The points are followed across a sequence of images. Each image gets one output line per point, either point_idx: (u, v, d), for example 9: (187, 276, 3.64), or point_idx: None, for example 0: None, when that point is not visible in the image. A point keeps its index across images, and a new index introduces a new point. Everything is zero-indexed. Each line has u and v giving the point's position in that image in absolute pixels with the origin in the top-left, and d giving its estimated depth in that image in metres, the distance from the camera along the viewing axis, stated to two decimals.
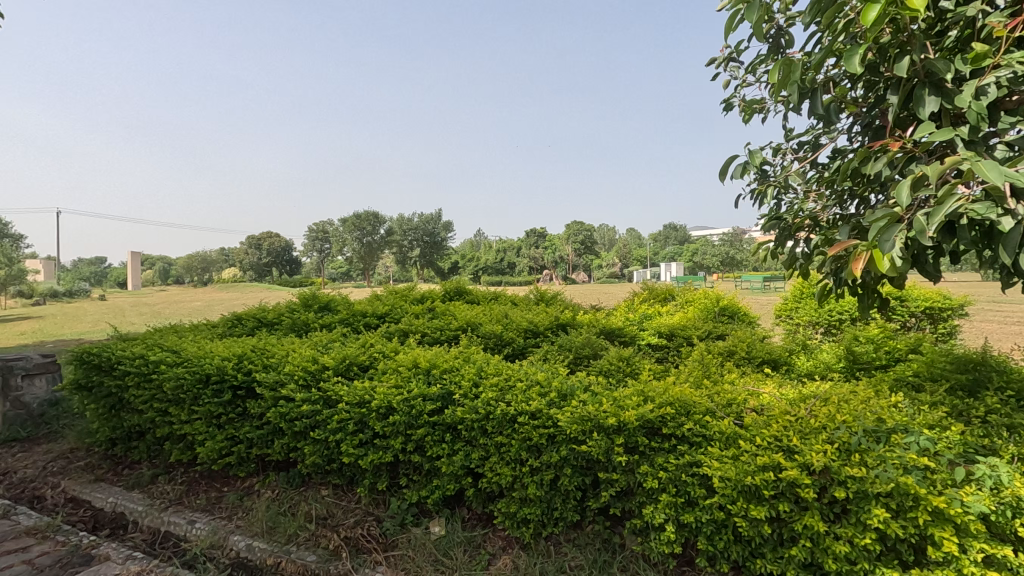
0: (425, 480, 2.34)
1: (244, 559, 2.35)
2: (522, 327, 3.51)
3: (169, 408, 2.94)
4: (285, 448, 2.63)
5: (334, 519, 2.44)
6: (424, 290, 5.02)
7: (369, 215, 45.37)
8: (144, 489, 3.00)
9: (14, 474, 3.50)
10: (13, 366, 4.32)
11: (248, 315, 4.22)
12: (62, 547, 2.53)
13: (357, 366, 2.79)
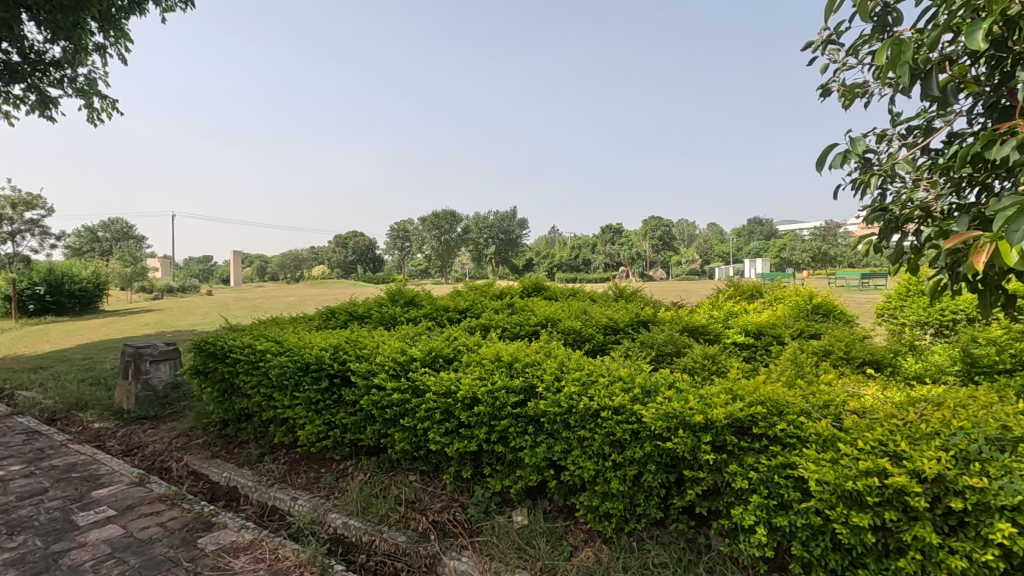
0: (508, 469, 2.40)
1: (342, 535, 2.53)
2: (602, 324, 3.50)
3: (273, 393, 3.20)
4: (376, 435, 2.79)
5: (421, 504, 2.56)
6: (502, 285, 5.12)
7: (447, 214, 46.66)
8: (253, 466, 3.30)
9: (146, 448, 3.95)
10: (143, 353, 4.86)
11: (340, 309, 4.50)
12: (187, 513, 2.84)
13: (442, 358, 2.90)
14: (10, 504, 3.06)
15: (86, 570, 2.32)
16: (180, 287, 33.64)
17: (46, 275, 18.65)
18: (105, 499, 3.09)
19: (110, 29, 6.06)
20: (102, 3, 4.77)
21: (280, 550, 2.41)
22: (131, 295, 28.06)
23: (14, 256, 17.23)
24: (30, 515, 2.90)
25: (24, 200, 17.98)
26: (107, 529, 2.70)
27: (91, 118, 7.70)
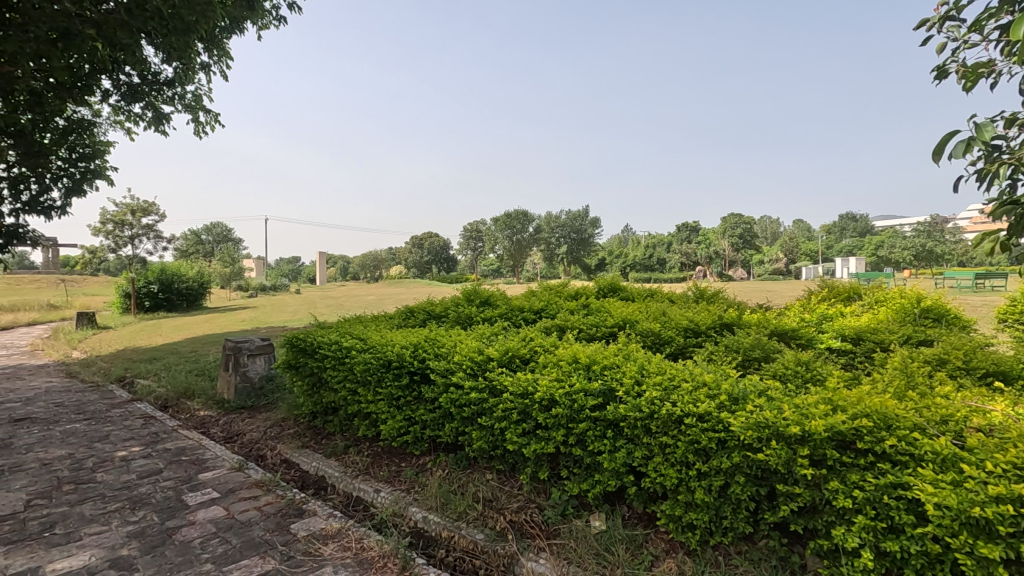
0: (585, 473, 2.37)
1: (422, 530, 2.60)
2: (683, 327, 3.38)
3: (358, 388, 3.35)
4: (454, 432, 2.84)
5: (498, 502, 2.58)
6: (577, 286, 5.07)
7: (519, 214, 46.99)
8: (339, 457, 3.46)
9: (244, 436, 4.26)
10: (241, 348, 5.21)
11: (419, 308, 4.64)
12: (281, 499, 3.03)
13: (519, 358, 2.91)
14: (131, 481, 3.41)
15: (196, 547, 2.53)
16: (272, 285, 36.07)
17: (159, 275, 20.64)
18: (210, 481, 3.36)
19: (215, 49, 6.57)
20: (209, 26, 5.19)
21: (364, 540, 2.52)
22: (230, 293, 30.43)
23: (133, 257, 19.17)
24: (148, 493, 3.21)
25: (142, 207, 19.95)
26: (212, 510, 2.93)
27: (198, 132, 8.41)
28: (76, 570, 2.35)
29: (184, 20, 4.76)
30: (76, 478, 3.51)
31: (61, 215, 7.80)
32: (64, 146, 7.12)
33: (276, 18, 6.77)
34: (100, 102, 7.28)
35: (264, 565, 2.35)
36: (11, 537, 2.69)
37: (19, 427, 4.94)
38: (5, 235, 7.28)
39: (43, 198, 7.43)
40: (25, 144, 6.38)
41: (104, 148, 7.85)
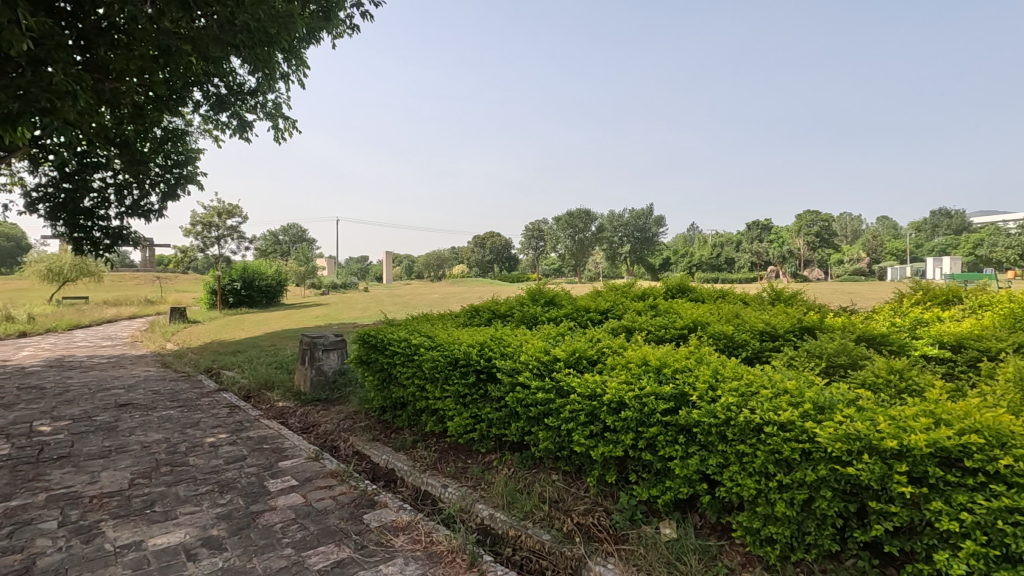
0: (656, 479, 2.31)
1: (488, 527, 2.63)
2: (758, 330, 3.24)
3: (426, 385, 3.44)
4: (521, 432, 2.86)
5: (565, 504, 2.56)
6: (645, 286, 4.97)
7: (581, 213, 46.55)
8: (408, 451, 3.57)
9: (319, 427, 4.47)
10: (316, 343, 5.48)
11: (484, 307, 4.70)
12: (354, 490, 3.15)
13: (586, 359, 2.88)
14: (219, 466, 3.65)
15: (277, 531, 2.68)
16: (342, 283, 37.65)
17: (242, 273, 22.01)
18: (289, 469, 3.55)
19: (294, 58, 6.91)
20: (289, 38, 5.48)
21: (433, 534, 2.58)
22: (305, 290, 32.04)
23: (219, 256, 20.57)
24: (234, 477, 3.44)
25: (227, 210, 21.37)
26: (291, 496, 3.09)
27: (278, 138, 8.89)
28: (173, 547, 2.55)
29: (267, 32, 5.03)
30: (172, 461, 3.80)
31: (159, 218, 8.49)
32: (161, 155, 7.74)
33: (350, 27, 7.05)
34: (193, 113, 7.84)
35: (340, 552, 2.45)
36: (118, 512, 2.96)
37: (123, 411, 5.42)
38: (111, 236, 8.01)
39: (144, 202, 8.11)
40: (129, 153, 6.99)
41: (195, 155, 8.46)
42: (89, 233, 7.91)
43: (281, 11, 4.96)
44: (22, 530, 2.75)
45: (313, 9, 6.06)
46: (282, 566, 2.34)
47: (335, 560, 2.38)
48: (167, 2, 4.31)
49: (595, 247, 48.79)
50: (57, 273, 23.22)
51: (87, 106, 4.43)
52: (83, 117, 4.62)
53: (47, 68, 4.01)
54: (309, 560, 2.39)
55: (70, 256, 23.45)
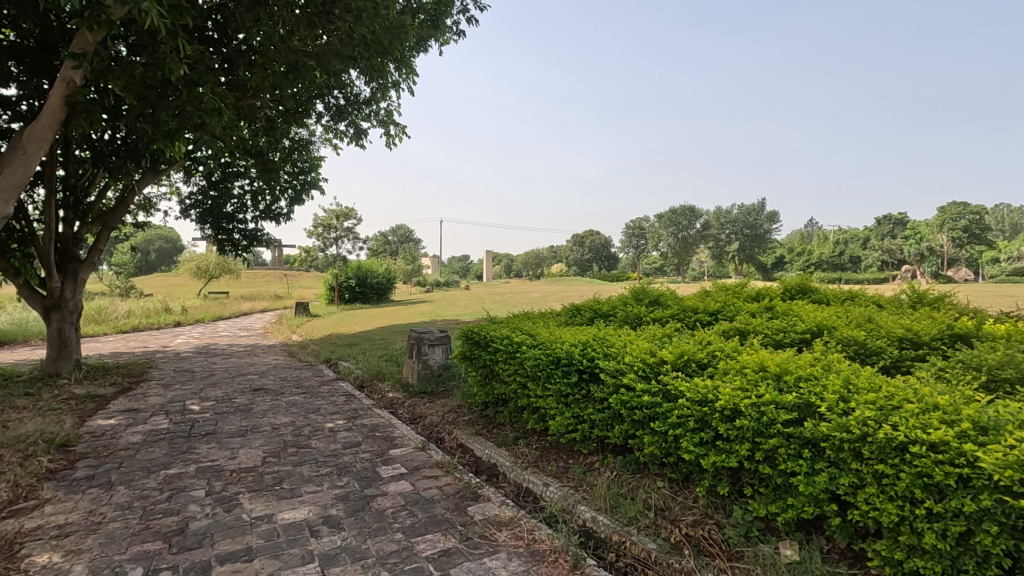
0: (775, 494, 2.14)
1: (591, 530, 2.58)
2: (895, 337, 2.90)
3: (527, 383, 3.47)
4: (624, 435, 2.78)
5: (671, 513, 2.46)
6: (759, 286, 4.66)
7: (686, 209, 44.55)
8: (509, 447, 3.62)
9: (426, 418, 4.67)
10: (423, 338, 5.72)
11: (586, 307, 4.65)
12: (458, 482, 3.25)
13: (695, 363, 2.75)
14: (337, 450, 3.94)
15: (389, 516, 2.83)
16: (446, 282, 39.15)
17: (357, 271, 23.66)
18: (399, 457, 3.74)
19: (405, 67, 7.27)
20: (401, 47, 5.77)
21: (536, 532, 2.58)
22: (412, 287, 33.69)
23: (337, 255, 22.25)
24: (351, 461, 3.68)
25: (344, 212, 23.05)
26: (401, 484, 3.25)
27: (389, 143, 9.41)
28: (298, 522, 2.78)
29: (383, 44, 5.26)
30: (297, 443, 4.16)
31: (287, 221, 9.34)
32: (289, 163, 8.51)
33: (456, 33, 7.28)
34: (316, 124, 8.53)
35: (446, 542, 2.53)
36: (253, 486, 3.28)
37: (257, 395, 6.04)
38: (248, 237, 8.94)
39: (274, 207, 8.97)
40: (263, 162, 7.76)
41: (317, 162, 9.20)
42: (230, 236, 8.90)
43: (394, 22, 5.24)
44: (178, 496, 3.14)
45: (423, 19, 6.35)
46: (393, 549, 2.47)
47: (442, 549, 2.46)
48: (296, 22, 4.72)
49: (700, 245, 46.57)
50: (206, 270, 26.40)
51: (230, 120, 4.97)
52: (227, 131, 5.20)
53: (199, 89, 4.54)
54: (418, 546, 2.49)
55: (216, 255, 26.57)
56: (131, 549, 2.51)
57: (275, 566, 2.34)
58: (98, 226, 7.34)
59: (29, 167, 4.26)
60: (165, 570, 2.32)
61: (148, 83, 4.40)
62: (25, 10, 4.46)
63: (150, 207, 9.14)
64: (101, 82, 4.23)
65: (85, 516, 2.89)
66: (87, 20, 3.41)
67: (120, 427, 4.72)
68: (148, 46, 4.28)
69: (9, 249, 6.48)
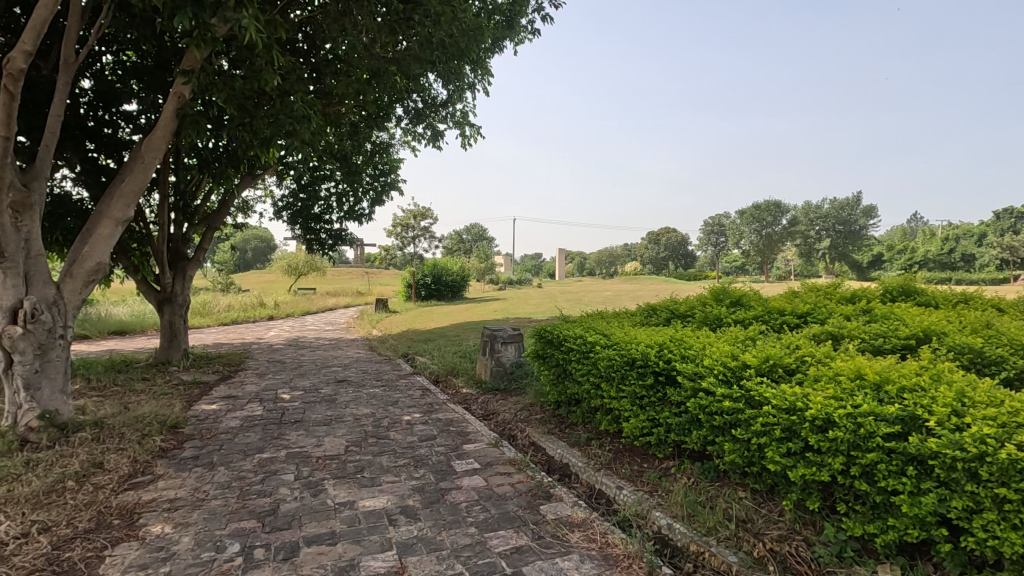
0: (872, 513, 1.98)
1: (666, 537, 2.50)
2: (1019, 345, 2.59)
3: (601, 383, 3.42)
4: (703, 441, 2.68)
5: (755, 526, 2.34)
6: (854, 287, 4.33)
7: (771, 204, 42.07)
8: (582, 448, 3.58)
9: (499, 415, 4.73)
10: (496, 336, 5.75)
11: (663, 307, 4.51)
12: (530, 480, 3.26)
13: (782, 368, 2.59)
14: (414, 442, 4.08)
15: (463, 509, 2.89)
16: (518, 280, 39.47)
17: (433, 269, 24.37)
18: (472, 453, 3.81)
19: (480, 68, 7.37)
20: (477, 49, 5.83)
21: (609, 536, 2.54)
22: (486, 285, 34.28)
23: (413, 254, 22.98)
24: (426, 454, 3.80)
25: (421, 212, 23.82)
26: (474, 478, 3.31)
27: (465, 144, 9.59)
28: (378, 510, 2.90)
29: (458, 46, 5.40)
30: (377, 433, 4.35)
31: (368, 221, 9.77)
32: (370, 166, 8.89)
33: (531, 31, 7.29)
34: (396, 127, 8.85)
35: (519, 539, 2.54)
36: (337, 473, 3.47)
37: (340, 386, 6.37)
38: (333, 237, 9.45)
39: (357, 207, 9.40)
40: (347, 165, 8.16)
41: (396, 164, 9.55)
42: (318, 235, 9.44)
43: (471, 25, 5.31)
44: (270, 478, 3.38)
45: (498, 19, 6.42)
46: (466, 543, 2.51)
47: (514, 546, 2.48)
48: (379, 29, 4.92)
49: (786, 242, 43.94)
50: (295, 269, 28.16)
51: (318, 126, 5.26)
52: (316, 137, 5.52)
53: (291, 98, 4.83)
54: (491, 542, 2.52)
55: (304, 254, 28.39)
56: (229, 526, 2.72)
57: (356, 551, 2.46)
58: (204, 227, 8.03)
59: (146, 175, 4.73)
60: (259, 547, 2.50)
61: (246, 94, 4.74)
62: (144, 33, 4.94)
63: (248, 209, 9.87)
64: (207, 95, 4.60)
65: (192, 492, 3.17)
66: (196, 39, 3.72)
67: (221, 412, 5.14)
68: (247, 60, 4.61)
69: (131, 248, 7.24)
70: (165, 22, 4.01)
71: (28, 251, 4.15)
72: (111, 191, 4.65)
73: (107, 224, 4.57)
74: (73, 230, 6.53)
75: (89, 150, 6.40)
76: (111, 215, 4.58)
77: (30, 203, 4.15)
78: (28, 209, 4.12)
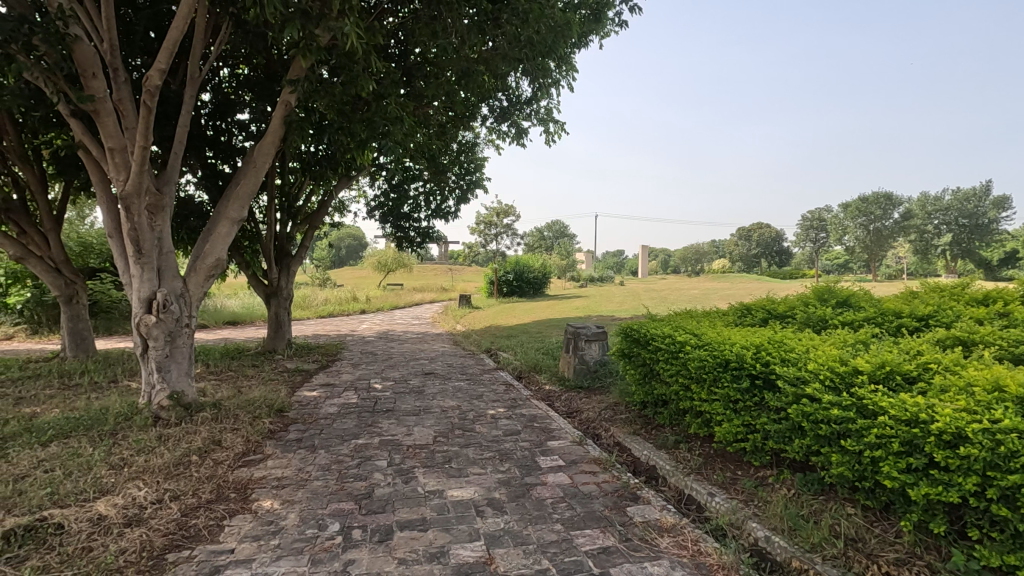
0: (1014, 543, 1.77)
1: (764, 550, 2.36)
2: None
3: (691, 384, 3.29)
4: (806, 451, 2.50)
5: (867, 546, 2.15)
6: (989, 287, 3.85)
7: (881, 196, 38.48)
8: (670, 450, 3.47)
9: (583, 413, 4.69)
10: (579, 333, 5.72)
11: (760, 306, 4.27)
12: (616, 480, 3.20)
13: (900, 376, 2.37)
14: (499, 436, 4.14)
15: (548, 506, 2.89)
16: (599, 277, 38.99)
17: (515, 266, 24.61)
18: (557, 450, 3.80)
19: (566, 64, 7.31)
20: (564, 45, 5.78)
21: (701, 544, 2.44)
22: (567, 282, 34.18)
23: (496, 251, 23.33)
24: (511, 449, 3.84)
25: (504, 210, 24.16)
26: (559, 476, 3.31)
27: (549, 141, 9.58)
28: (466, 500, 2.97)
29: (545, 42, 5.37)
30: (463, 426, 4.46)
31: (454, 219, 10.03)
32: (456, 165, 9.13)
33: (618, 24, 7.12)
34: (482, 126, 9.01)
35: (605, 539, 2.51)
36: (426, 462, 3.60)
37: (428, 378, 6.60)
38: (421, 234, 9.81)
39: (444, 206, 9.69)
40: (435, 165, 8.43)
41: (481, 163, 9.72)
42: (407, 233, 9.83)
43: (559, 21, 5.27)
44: (365, 463, 3.57)
45: (584, 14, 6.32)
46: (553, 539, 2.52)
47: (601, 546, 2.45)
48: (468, 31, 5.01)
49: (898, 238, 40.01)
50: (384, 265, 29.46)
51: (410, 128, 5.47)
52: (408, 137, 5.73)
53: (385, 102, 5.04)
54: (577, 540, 2.51)
55: (393, 252, 29.73)
56: (330, 506, 2.90)
57: (446, 539, 2.53)
58: (305, 225, 8.62)
59: (258, 178, 5.14)
60: (357, 528, 2.64)
61: (345, 100, 5.01)
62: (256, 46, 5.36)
63: (344, 209, 10.47)
64: (311, 101, 4.91)
65: (296, 472, 3.42)
66: (302, 49, 3.97)
67: (321, 398, 5.50)
68: (346, 67, 4.86)
69: (243, 246, 7.93)
70: (275, 35, 4.32)
71: (161, 248, 4.65)
72: (228, 193, 5.10)
73: (225, 224, 5.02)
74: (196, 230, 7.25)
75: (209, 157, 7.06)
76: (229, 216, 5.03)
77: (162, 205, 4.64)
78: (161, 211, 4.61)
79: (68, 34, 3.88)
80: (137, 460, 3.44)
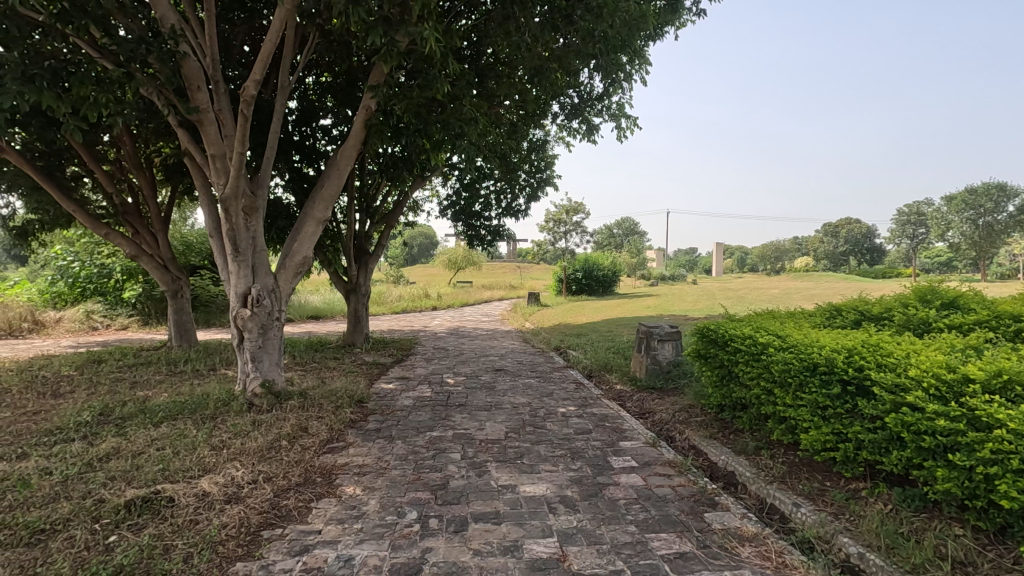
0: None
1: (856, 566, 2.22)
2: None
3: (774, 388, 3.13)
4: (905, 464, 2.32)
5: (977, 570, 1.98)
6: None
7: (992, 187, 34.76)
8: (750, 457, 3.32)
9: (656, 414, 4.59)
10: (652, 333, 5.59)
11: (851, 307, 3.99)
12: (692, 484, 3.11)
13: (1019, 386, 2.15)
14: (570, 434, 4.13)
15: (621, 506, 2.86)
16: (671, 276, 37.85)
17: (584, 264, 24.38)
18: (630, 450, 3.74)
19: (640, 56, 7.14)
20: (638, 38, 5.66)
21: (786, 556, 2.32)
22: (637, 280, 33.46)
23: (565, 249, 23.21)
24: (583, 447, 3.82)
25: (573, 207, 23.98)
26: (633, 476, 3.25)
27: (620, 136, 9.41)
28: (538, 496, 2.99)
29: (619, 37, 5.28)
30: (534, 422, 4.48)
31: (524, 217, 10.09)
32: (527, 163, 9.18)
33: (696, 13, 6.88)
34: (553, 123, 8.99)
35: (682, 544, 2.44)
36: (498, 456, 3.65)
37: (498, 375, 6.69)
38: (491, 232, 9.94)
39: (514, 204, 9.77)
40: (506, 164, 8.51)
41: (551, 160, 9.70)
42: (478, 231, 10.00)
43: (633, 14, 5.17)
44: (440, 455, 3.68)
45: (659, 5, 6.16)
46: (627, 540, 2.48)
47: (678, 551, 2.39)
48: (541, 29, 5.01)
49: (1014, 234, 35.97)
50: (454, 263, 30.07)
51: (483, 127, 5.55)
52: (481, 136, 5.83)
53: (460, 102, 5.16)
54: (653, 543, 2.46)
55: (464, 250, 30.32)
56: (407, 494, 3.02)
57: (519, 534, 2.56)
58: (382, 224, 8.97)
59: (341, 179, 5.42)
60: (434, 517, 2.73)
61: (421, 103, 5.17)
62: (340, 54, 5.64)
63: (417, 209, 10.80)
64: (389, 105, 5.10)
65: (376, 461, 3.57)
66: (382, 55, 4.14)
67: (397, 391, 5.72)
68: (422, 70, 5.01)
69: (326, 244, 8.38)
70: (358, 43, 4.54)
71: (255, 247, 5.00)
72: (314, 194, 5.40)
73: (311, 223, 5.33)
74: (284, 229, 7.73)
75: (295, 161, 7.51)
76: (315, 216, 5.33)
77: (256, 207, 4.99)
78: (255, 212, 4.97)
79: (178, 52, 4.27)
80: (235, 443, 3.73)
